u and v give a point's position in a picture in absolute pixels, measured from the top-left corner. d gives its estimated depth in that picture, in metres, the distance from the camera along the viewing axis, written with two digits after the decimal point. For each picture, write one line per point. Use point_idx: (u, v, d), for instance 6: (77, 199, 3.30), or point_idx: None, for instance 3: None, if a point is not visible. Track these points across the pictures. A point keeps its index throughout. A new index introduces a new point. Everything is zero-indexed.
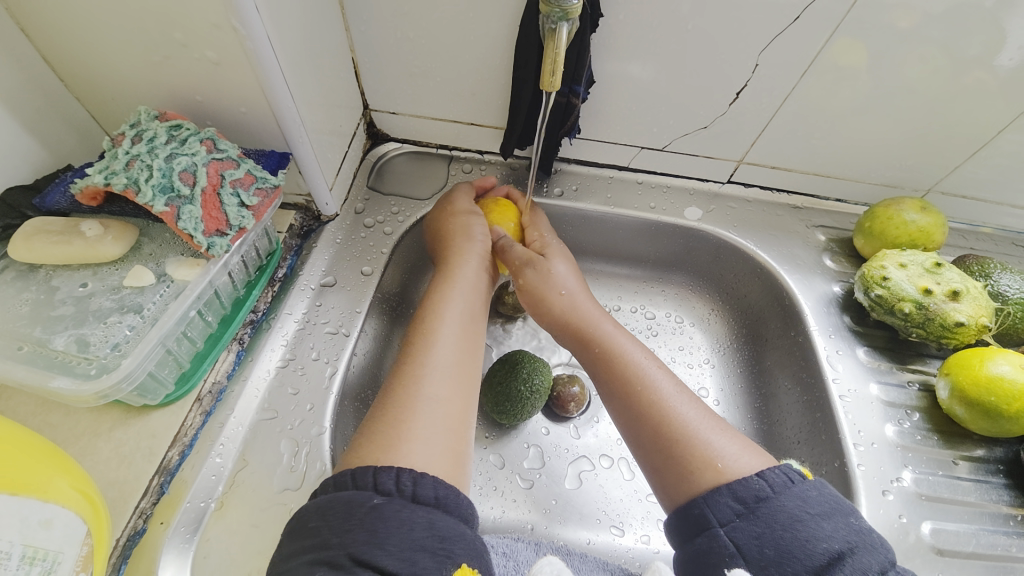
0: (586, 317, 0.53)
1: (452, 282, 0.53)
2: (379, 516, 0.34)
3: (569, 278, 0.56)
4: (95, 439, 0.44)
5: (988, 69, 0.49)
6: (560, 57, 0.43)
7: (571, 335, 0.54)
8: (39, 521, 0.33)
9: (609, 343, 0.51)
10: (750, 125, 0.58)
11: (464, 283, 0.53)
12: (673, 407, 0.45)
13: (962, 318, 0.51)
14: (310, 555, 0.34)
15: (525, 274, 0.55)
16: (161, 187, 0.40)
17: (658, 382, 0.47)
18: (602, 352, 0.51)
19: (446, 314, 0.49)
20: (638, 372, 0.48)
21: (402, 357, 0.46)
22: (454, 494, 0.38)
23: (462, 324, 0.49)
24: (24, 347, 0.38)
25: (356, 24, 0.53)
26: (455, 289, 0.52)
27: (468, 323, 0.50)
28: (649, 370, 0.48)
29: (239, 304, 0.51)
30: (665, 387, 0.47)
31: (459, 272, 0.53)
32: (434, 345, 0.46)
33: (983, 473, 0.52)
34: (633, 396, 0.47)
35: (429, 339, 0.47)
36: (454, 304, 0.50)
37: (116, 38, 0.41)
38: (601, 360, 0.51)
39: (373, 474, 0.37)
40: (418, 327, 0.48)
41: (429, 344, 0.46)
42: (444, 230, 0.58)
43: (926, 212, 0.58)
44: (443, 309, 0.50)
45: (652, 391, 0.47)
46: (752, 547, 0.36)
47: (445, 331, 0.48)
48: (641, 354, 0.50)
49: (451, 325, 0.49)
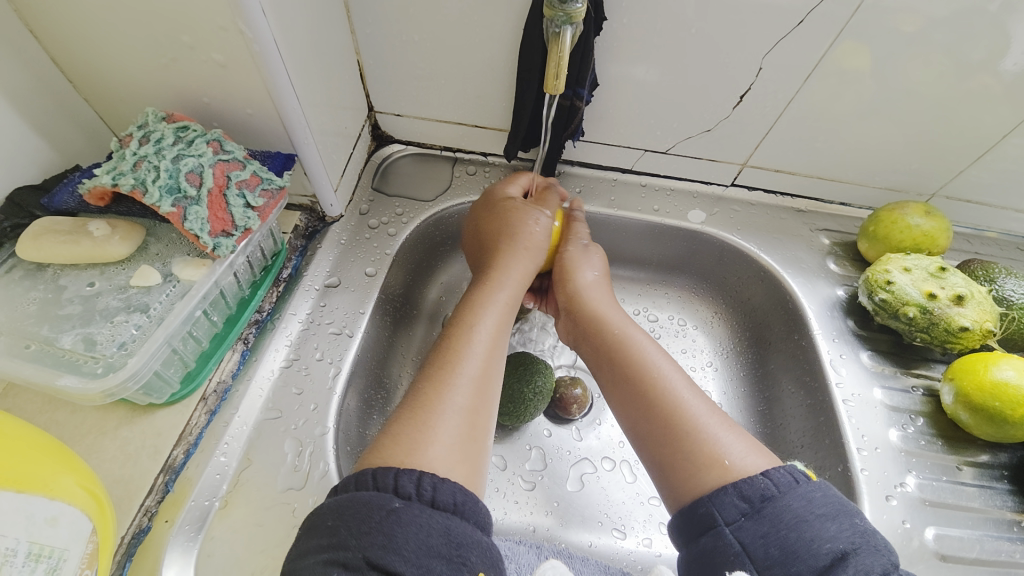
0: (601, 313, 0.54)
1: (492, 290, 0.52)
2: (398, 521, 0.34)
3: (597, 271, 0.57)
4: (101, 437, 0.44)
5: (994, 74, 0.49)
6: (564, 61, 0.43)
7: (582, 328, 0.54)
8: (45, 518, 0.33)
9: (619, 337, 0.51)
10: (754, 128, 0.58)
11: (504, 293, 0.52)
12: (682, 404, 0.45)
13: (966, 322, 0.51)
14: (325, 554, 0.34)
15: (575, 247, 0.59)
16: (167, 188, 0.40)
17: (666, 375, 0.48)
18: (612, 346, 0.51)
19: (482, 321, 0.49)
20: (650, 368, 0.48)
21: (434, 361, 0.46)
22: (473, 501, 0.38)
23: (494, 332, 0.49)
24: (32, 345, 0.39)
25: (361, 27, 0.53)
26: (494, 297, 0.51)
27: (500, 333, 0.49)
28: (661, 366, 0.48)
29: (244, 304, 0.52)
30: (675, 381, 0.47)
31: (497, 279, 0.53)
32: (467, 355, 0.46)
33: (987, 478, 0.52)
34: (641, 392, 0.47)
35: (466, 347, 0.47)
36: (490, 314, 0.50)
37: (124, 40, 0.41)
38: (612, 352, 0.51)
39: (394, 476, 0.37)
40: (456, 333, 0.48)
41: (462, 352, 0.46)
42: (492, 232, 0.57)
43: (930, 216, 0.57)
44: (476, 315, 0.49)
45: (660, 386, 0.47)
46: (758, 547, 0.36)
47: (480, 340, 0.47)
48: (653, 350, 0.50)
49: (485, 334, 0.48)
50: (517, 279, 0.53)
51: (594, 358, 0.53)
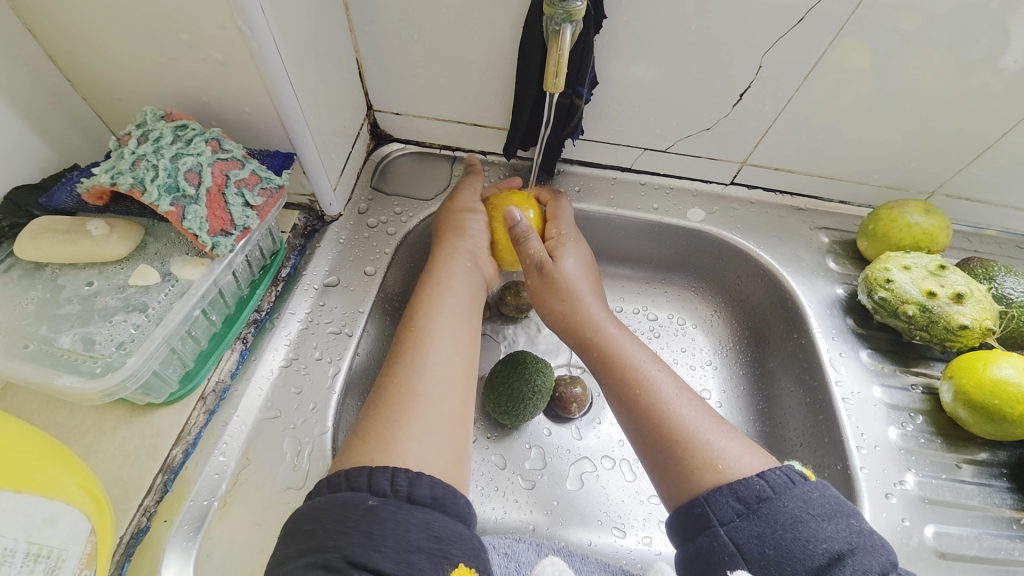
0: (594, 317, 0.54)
1: (449, 284, 0.52)
2: (375, 519, 0.34)
3: (579, 277, 0.55)
4: (99, 437, 0.44)
5: (992, 72, 0.49)
6: (564, 59, 0.43)
7: (573, 336, 0.54)
8: (43, 518, 0.33)
9: (610, 345, 0.51)
10: (754, 126, 0.58)
11: (463, 283, 0.52)
12: (674, 410, 0.45)
13: (965, 320, 0.51)
14: (306, 559, 0.34)
15: (534, 276, 0.55)
16: (166, 187, 0.40)
17: (659, 384, 0.47)
18: (603, 354, 0.51)
19: (444, 314, 0.49)
20: (640, 373, 0.48)
21: (398, 356, 0.46)
22: (452, 493, 0.38)
23: (459, 324, 0.49)
24: (30, 345, 0.39)
25: (360, 25, 0.53)
26: (454, 289, 0.52)
27: (466, 323, 0.50)
28: (651, 371, 0.48)
29: (243, 303, 0.51)
30: (667, 390, 0.46)
31: (457, 271, 0.53)
32: (432, 346, 0.46)
33: (986, 476, 0.52)
34: (635, 397, 0.47)
35: (427, 339, 0.47)
36: (453, 305, 0.50)
37: (122, 38, 0.41)
38: (602, 359, 0.51)
39: (368, 475, 0.37)
40: (418, 327, 0.48)
41: (427, 345, 0.46)
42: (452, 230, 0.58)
43: (929, 214, 0.57)
44: (439, 307, 0.50)
45: (653, 393, 0.46)
46: (753, 547, 0.36)
47: (444, 332, 0.48)
48: (643, 356, 0.50)
49: (449, 326, 0.48)
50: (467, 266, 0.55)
51: (588, 364, 0.53)
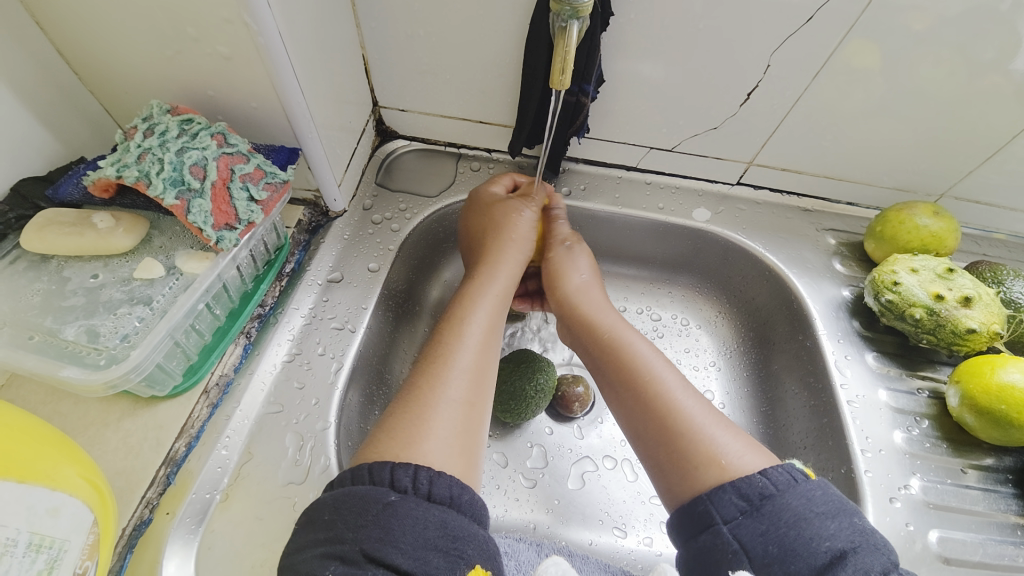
0: (596, 311, 0.54)
1: (482, 288, 0.52)
2: (394, 514, 0.34)
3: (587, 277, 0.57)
4: (103, 428, 0.44)
5: (1004, 74, 0.49)
6: (570, 56, 0.42)
7: (577, 329, 0.54)
8: (46, 509, 0.33)
9: (614, 339, 0.52)
10: (761, 126, 0.58)
11: (489, 289, 0.52)
12: (678, 400, 0.45)
13: (974, 324, 0.51)
14: (322, 548, 0.34)
15: (558, 250, 0.59)
16: (171, 181, 0.40)
17: (663, 376, 0.47)
18: (608, 346, 0.51)
19: (471, 315, 0.49)
20: (645, 368, 0.48)
21: (426, 355, 0.46)
22: (469, 493, 0.38)
23: (487, 324, 0.49)
24: (35, 336, 0.39)
25: (367, 21, 0.53)
26: (481, 295, 0.51)
27: (491, 325, 0.50)
28: (656, 366, 0.48)
29: (247, 298, 0.52)
30: (671, 382, 0.47)
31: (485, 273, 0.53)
32: (458, 347, 0.46)
33: (991, 482, 0.52)
34: (639, 391, 0.47)
35: (458, 340, 0.47)
36: (481, 308, 0.50)
37: (130, 32, 0.41)
38: (607, 352, 0.51)
39: (390, 470, 0.37)
40: (445, 328, 0.48)
41: (453, 346, 0.46)
42: (479, 232, 0.58)
43: (938, 217, 0.57)
44: (468, 308, 0.50)
45: (657, 386, 0.47)
46: (757, 545, 0.36)
47: (471, 332, 0.48)
48: (647, 348, 0.50)
49: (477, 328, 0.48)
50: (500, 264, 0.54)
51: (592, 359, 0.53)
